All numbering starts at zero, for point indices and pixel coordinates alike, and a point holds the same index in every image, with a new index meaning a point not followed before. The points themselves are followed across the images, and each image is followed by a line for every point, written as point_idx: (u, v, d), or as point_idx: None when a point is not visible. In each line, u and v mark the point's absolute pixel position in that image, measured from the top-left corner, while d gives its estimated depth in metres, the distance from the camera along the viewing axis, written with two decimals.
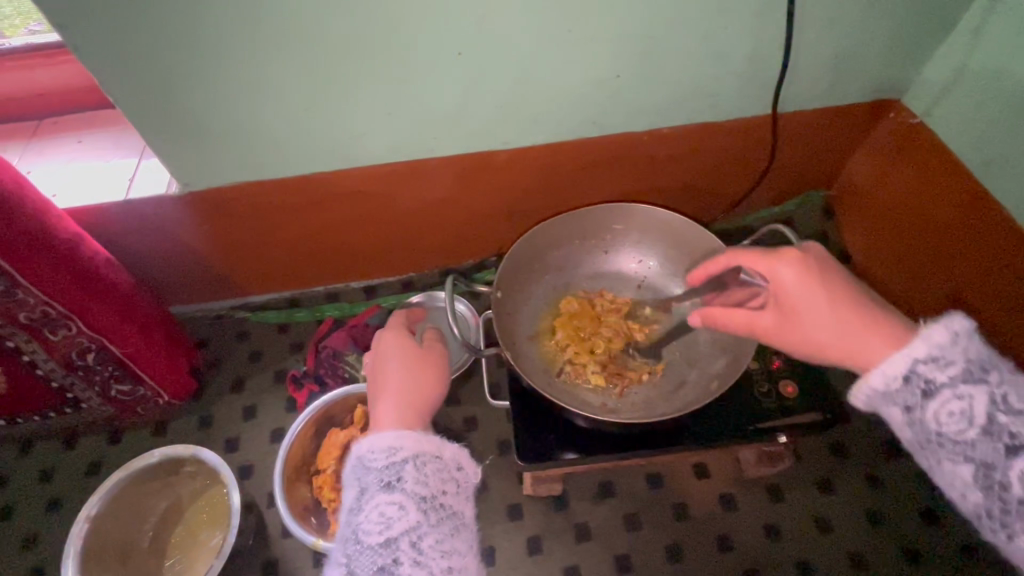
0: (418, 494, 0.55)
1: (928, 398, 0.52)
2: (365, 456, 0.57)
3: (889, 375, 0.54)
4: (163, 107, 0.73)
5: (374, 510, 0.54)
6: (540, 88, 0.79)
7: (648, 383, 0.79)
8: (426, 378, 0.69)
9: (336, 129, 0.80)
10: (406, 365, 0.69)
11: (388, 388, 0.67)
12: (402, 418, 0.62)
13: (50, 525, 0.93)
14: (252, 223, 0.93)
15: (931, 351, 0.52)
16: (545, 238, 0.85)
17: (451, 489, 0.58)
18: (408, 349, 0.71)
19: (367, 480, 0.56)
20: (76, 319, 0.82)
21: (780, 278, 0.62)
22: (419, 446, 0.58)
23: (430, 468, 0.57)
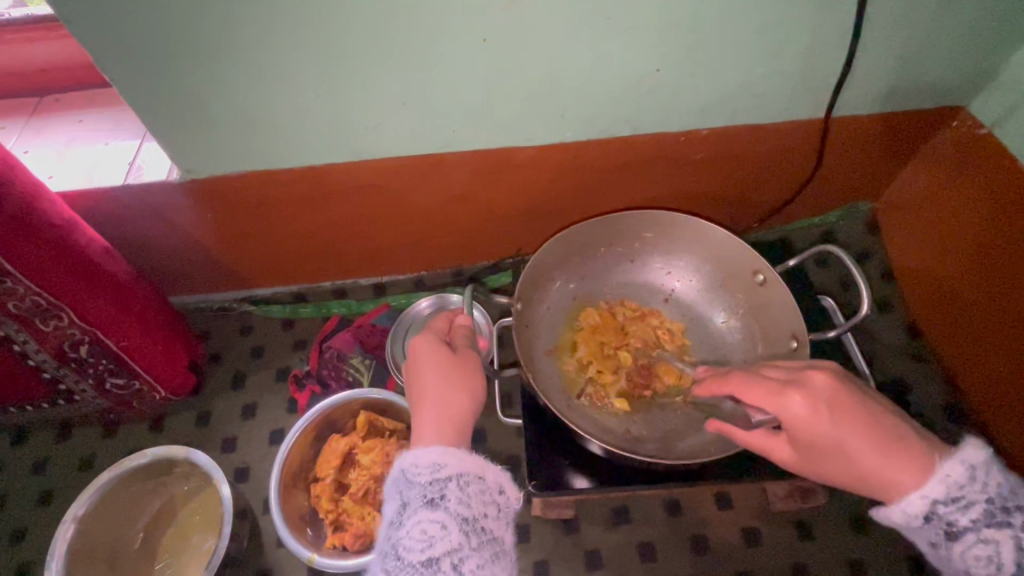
0: (461, 515, 0.51)
1: (952, 540, 0.49)
2: (408, 470, 0.54)
3: (910, 514, 0.50)
4: (162, 89, 0.67)
5: (416, 527, 0.50)
6: (572, 82, 0.72)
7: (676, 411, 0.72)
8: (464, 384, 0.62)
9: (347, 119, 0.74)
10: (441, 374, 0.62)
11: (424, 402, 0.60)
12: (442, 437, 0.57)
13: (40, 519, 0.90)
14: (257, 215, 0.88)
15: (951, 491, 0.48)
16: (569, 246, 0.78)
17: (492, 513, 0.54)
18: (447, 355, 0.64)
19: (409, 495, 0.52)
20: (68, 310, 0.77)
21: (791, 418, 0.53)
22: (463, 464, 0.54)
23: (474, 489, 0.53)
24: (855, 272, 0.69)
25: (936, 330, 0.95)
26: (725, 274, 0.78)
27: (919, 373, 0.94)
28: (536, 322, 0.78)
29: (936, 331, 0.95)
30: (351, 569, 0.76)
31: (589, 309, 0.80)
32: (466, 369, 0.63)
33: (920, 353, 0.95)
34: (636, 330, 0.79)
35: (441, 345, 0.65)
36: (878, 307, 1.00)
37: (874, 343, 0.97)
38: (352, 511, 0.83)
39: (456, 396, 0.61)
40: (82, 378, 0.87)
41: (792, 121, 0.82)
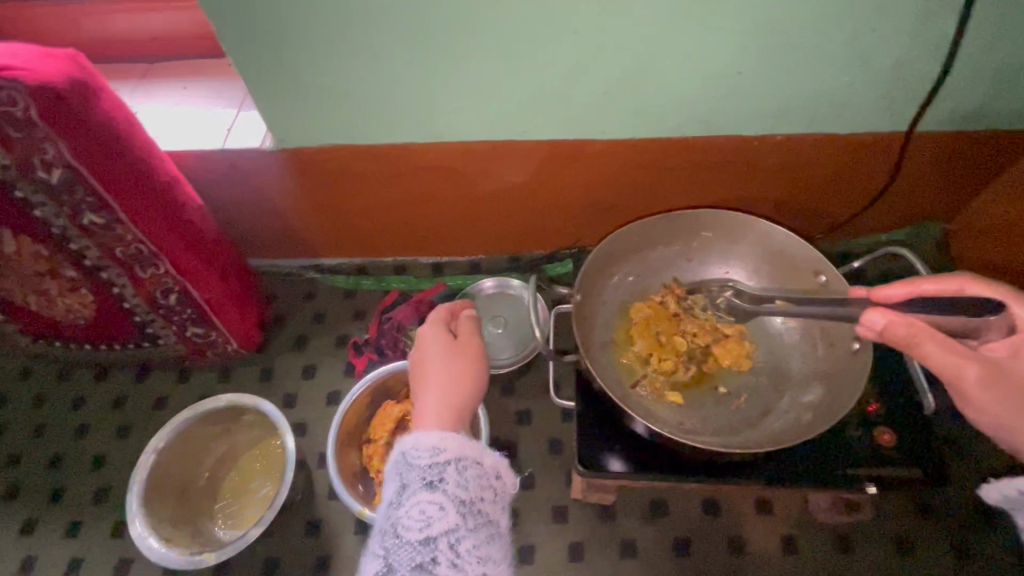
0: (457, 498, 0.53)
1: None
2: (409, 453, 0.56)
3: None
4: (273, 61, 0.72)
5: (415, 507, 0.52)
6: (655, 79, 0.74)
7: (730, 407, 0.73)
8: (465, 381, 0.66)
9: (435, 101, 0.78)
10: (448, 362, 0.67)
11: (425, 389, 0.64)
12: (440, 423, 0.60)
13: (118, 449, 0.98)
14: (337, 186, 0.93)
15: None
16: (631, 240, 0.80)
17: (488, 497, 0.56)
18: (456, 351, 0.68)
19: (409, 477, 0.54)
20: (163, 260, 0.84)
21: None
22: (460, 449, 0.56)
23: (470, 473, 0.55)
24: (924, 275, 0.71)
25: None
26: (785, 276, 0.79)
27: None
28: (593, 312, 0.80)
29: None
30: None
31: (646, 303, 0.80)
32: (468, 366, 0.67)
33: None
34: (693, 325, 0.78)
35: (447, 337, 0.70)
36: None
37: None
38: None
39: (458, 384, 0.65)
40: (167, 324, 0.94)
41: (871, 132, 0.81)
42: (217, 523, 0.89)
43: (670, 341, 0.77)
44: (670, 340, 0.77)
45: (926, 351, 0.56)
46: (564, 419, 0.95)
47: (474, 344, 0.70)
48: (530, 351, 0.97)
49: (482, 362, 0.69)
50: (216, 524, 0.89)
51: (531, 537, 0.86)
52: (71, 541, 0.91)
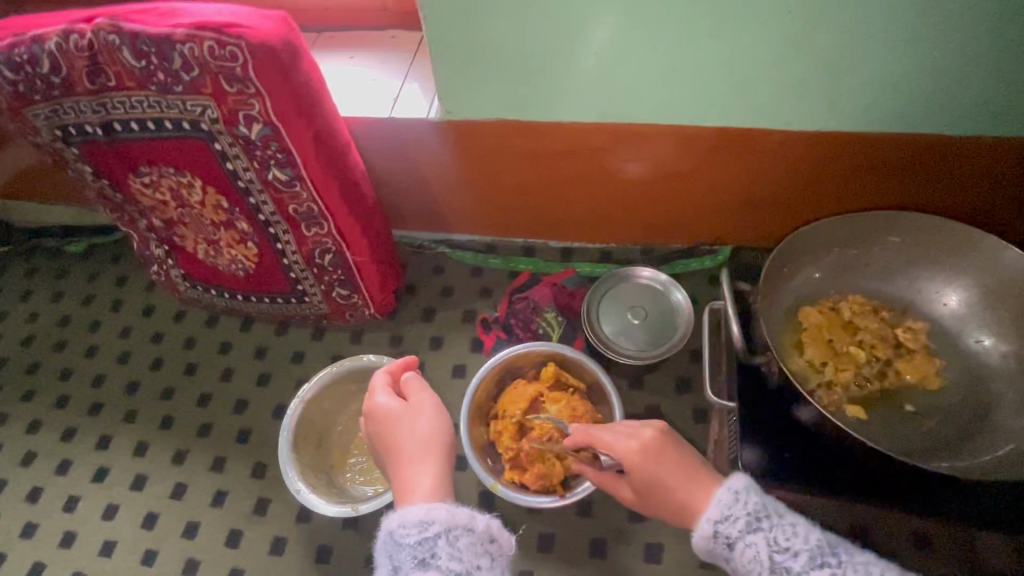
0: (452, 569, 0.53)
1: (732, 550, 0.56)
2: (396, 532, 0.56)
3: (704, 533, 0.57)
4: (462, 31, 0.74)
5: None
6: (864, 66, 0.69)
7: (923, 429, 0.67)
8: (436, 448, 0.66)
9: (613, 80, 0.76)
10: (413, 428, 0.68)
11: (399, 464, 0.65)
12: (430, 494, 0.61)
13: (258, 396, 1.04)
14: (489, 162, 0.94)
15: (721, 510, 0.57)
16: (811, 240, 0.74)
17: (485, 563, 0.56)
18: (387, 415, 0.69)
19: (400, 557, 0.55)
20: (329, 220, 0.88)
21: (626, 452, 0.64)
22: (451, 519, 0.56)
23: (463, 542, 0.55)
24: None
25: None
26: (986, 290, 0.70)
27: None
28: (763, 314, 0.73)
29: None
30: (534, 505, 0.82)
31: (816, 310, 0.74)
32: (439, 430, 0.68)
33: None
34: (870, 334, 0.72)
35: (399, 404, 0.70)
36: None
37: None
38: (535, 454, 0.85)
39: (424, 451, 0.66)
40: (316, 284, 0.98)
41: None
42: (349, 477, 0.91)
43: (848, 349, 0.71)
44: (847, 348, 0.72)
45: (608, 485, 0.68)
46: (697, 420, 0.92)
47: (427, 402, 0.70)
48: (663, 349, 0.90)
49: (443, 415, 0.70)
50: (348, 479, 0.91)
51: (660, 535, 0.84)
52: (216, 475, 0.98)
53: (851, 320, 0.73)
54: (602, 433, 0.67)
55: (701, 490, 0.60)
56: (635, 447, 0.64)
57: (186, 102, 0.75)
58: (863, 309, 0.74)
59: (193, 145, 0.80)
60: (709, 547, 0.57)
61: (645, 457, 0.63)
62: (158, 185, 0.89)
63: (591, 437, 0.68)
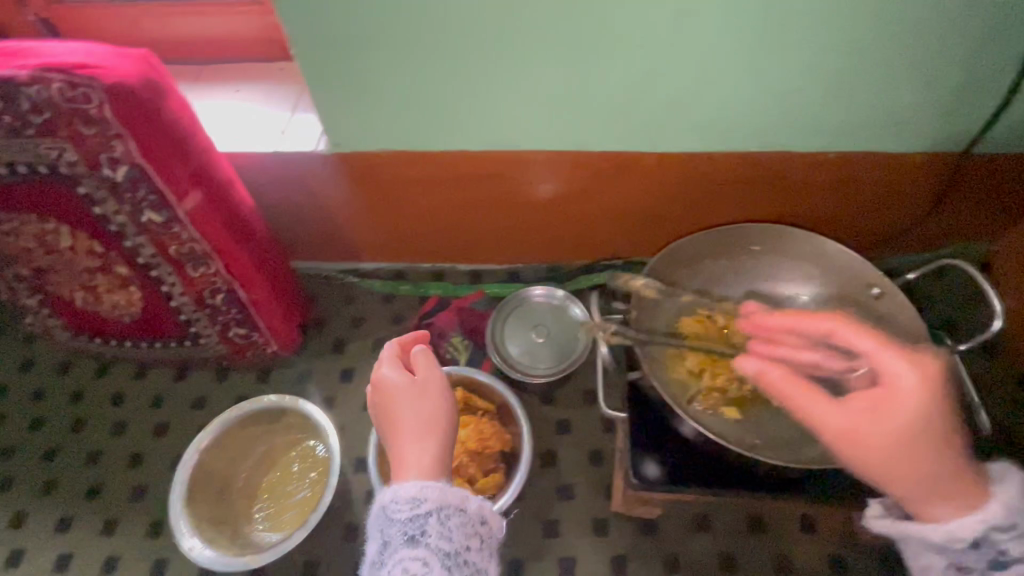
0: (441, 550, 0.52)
1: (994, 569, 0.49)
2: (388, 507, 0.54)
3: (961, 536, 0.48)
4: (337, 65, 0.74)
5: (397, 566, 0.51)
6: (714, 95, 0.75)
7: (790, 424, 0.73)
8: (436, 422, 0.60)
9: (492, 109, 0.79)
10: (414, 405, 0.61)
11: (394, 435, 0.60)
12: (420, 470, 0.57)
13: (154, 448, 0.98)
14: (384, 192, 0.93)
15: (1006, 518, 0.48)
16: (682, 255, 0.80)
17: (475, 544, 0.54)
18: (394, 387, 0.62)
19: (388, 533, 0.53)
20: (216, 259, 0.84)
21: (899, 381, 0.49)
22: (443, 498, 0.54)
23: (454, 521, 0.54)
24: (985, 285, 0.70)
25: None
26: (838, 290, 0.77)
27: None
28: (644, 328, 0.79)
29: None
30: None
31: (693, 320, 0.79)
32: (438, 402, 0.61)
33: None
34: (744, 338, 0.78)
35: (406, 375, 0.63)
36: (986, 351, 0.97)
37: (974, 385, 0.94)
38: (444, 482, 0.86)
39: (426, 426, 0.60)
40: (211, 324, 0.94)
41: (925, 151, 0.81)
42: (255, 525, 0.88)
43: (724, 354, 0.76)
44: (724, 353, 0.77)
45: (805, 408, 0.51)
46: (605, 430, 0.94)
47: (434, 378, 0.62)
48: (568, 364, 0.93)
49: (448, 394, 0.62)
50: (253, 528, 0.88)
51: (572, 549, 0.85)
52: (108, 538, 0.90)
53: (725, 327, 0.79)
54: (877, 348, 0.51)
55: (907, 460, 0.48)
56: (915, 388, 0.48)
57: (40, 145, 0.70)
58: (737, 317, 0.79)
59: (54, 189, 0.75)
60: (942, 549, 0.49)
61: (927, 405, 0.48)
62: (19, 232, 0.82)
63: (790, 322, 0.59)
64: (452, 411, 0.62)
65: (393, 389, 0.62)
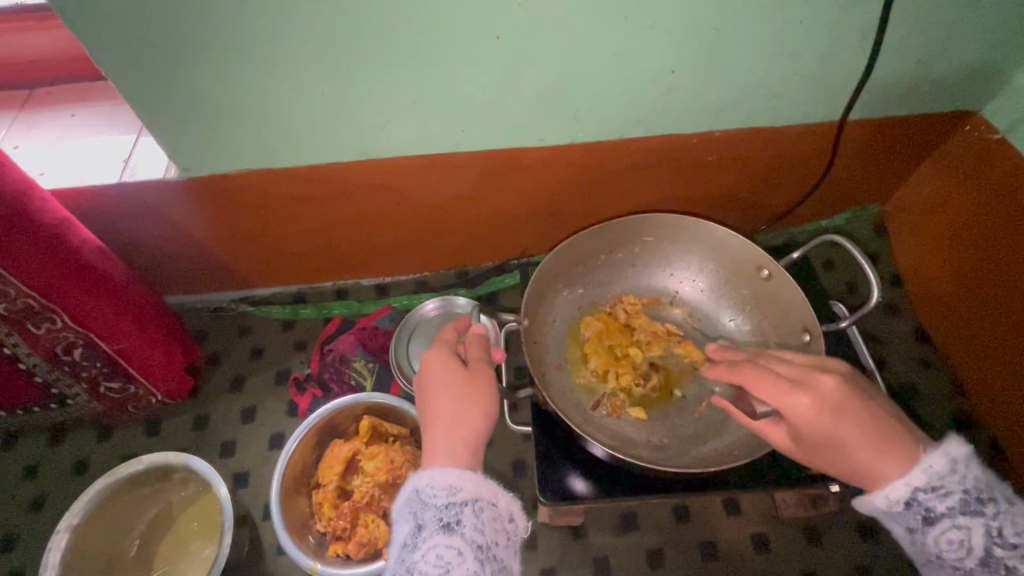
0: (475, 541, 0.47)
1: (928, 525, 0.49)
2: (423, 491, 0.50)
3: (891, 499, 0.50)
4: (161, 83, 0.64)
5: (431, 552, 0.46)
6: (585, 82, 0.70)
7: (694, 416, 0.73)
8: (475, 412, 0.56)
9: (355, 116, 0.72)
10: (456, 391, 0.58)
11: (437, 421, 0.56)
12: (453, 458, 0.52)
13: (30, 526, 0.87)
14: (258, 213, 0.85)
15: (931, 479, 0.49)
16: (574, 254, 0.79)
17: (503, 541, 0.50)
18: (448, 371, 0.59)
19: (424, 517, 0.48)
20: (61, 312, 0.73)
21: (796, 411, 0.54)
22: (479, 489, 0.50)
23: (487, 516, 0.49)
24: (861, 260, 0.68)
25: (947, 326, 0.93)
26: (732, 273, 0.78)
27: (930, 378, 0.93)
28: (545, 333, 0.78)
29: (943, 331, 0.94)
30: None
31: (593, 320, 0.79)
32: (479, 386, 0.58)
33: (929, 357, 0.95)
34: (646, 331, 0.79)
35: (458, 362, 0.61)
36: (885, 311, 0.99)
37: (879, 346, 0.96)
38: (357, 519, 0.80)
39: (469, 415, 0.56)
40: (75, 382, 0.84)
41: (805, 121, 0.80)
42: None
43: (625, 351, 0.77)
44: (624, 350, 0.77)
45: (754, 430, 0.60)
46: (526, 438, 0.91)
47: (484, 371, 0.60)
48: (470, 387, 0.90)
49: (494, 389, 0.59)
50: None
51: None
52: None
53: (626, 322, 0.80)
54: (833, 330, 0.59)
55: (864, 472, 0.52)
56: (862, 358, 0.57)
57: None
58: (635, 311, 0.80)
59: None
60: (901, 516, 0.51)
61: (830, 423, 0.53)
62: None
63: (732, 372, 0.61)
64: (496, 414, 0.58)
65: (445, 372, 0.59)
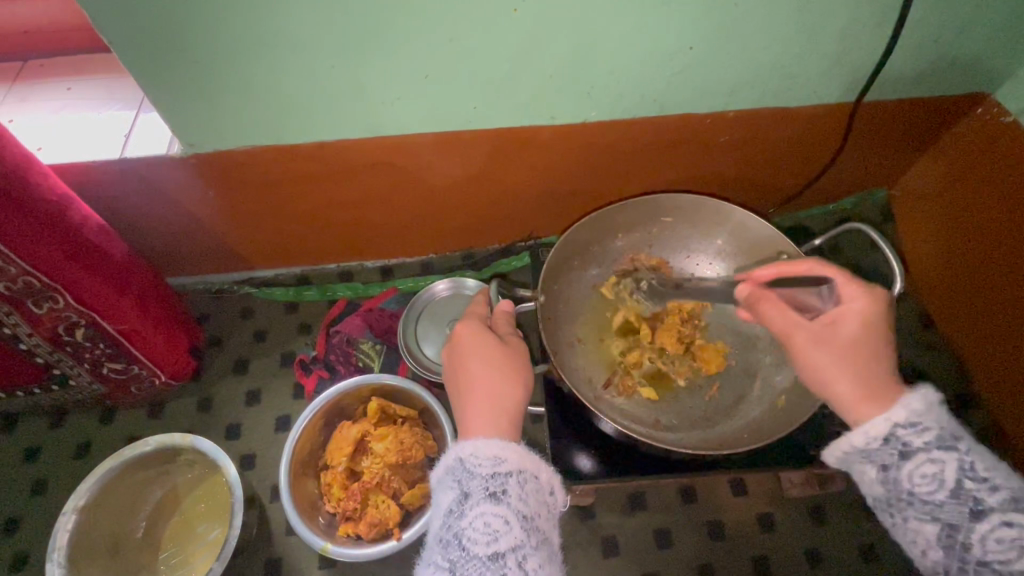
0: (521, 512, 0.47)
1: (904, 459, 0.48)
2: (467, 460, 0.49)
3: (870, 436, 0.49)
4: (166, 53, 0.62)
5: (479, 520, 0.46)
6: (601, 58, 0.69)
7: (705, 398, 0.73)
8: (509, 381, 0.56)
9: (366, 91, 0.70)
10: (489, 361, 0.57)
11: (474, 389, 0.55)
12: (494, 426, 0.52)
13: (33, 510, 0.86)
14: (262, 190, 0.83)
15: (910, 416, 0.48)
16: (591, 232, 0.78)
17: (546, 513, 0.49)
18: (482, 343, 0.59)
19: (470, 486, 0.48)
20: (63, 292, 0.71)
21: (849, 307, 0.55)
22: (523, 461, 0.49)
23: (532, 488, 0.49)
24: (886, 250, 0.69)
25: (954, 309, 0.94)
26: (750, 257, 0.78)
27: (932, 358, 0.95)
28: (558, 311, 0.78)
29: (946, 312, 0.96)
30: (366, 558, 0.74)
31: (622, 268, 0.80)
32: (513, 357, 0.58)
33: (934, 341, 0.96)
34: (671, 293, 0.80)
35: (489, 333, 0.60)
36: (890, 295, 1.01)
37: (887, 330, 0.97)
38: (365, 500, 0.79)
39: (506, 385, 0.56)
40: (76, 364, 0.82)
41: (820, 103, 0.80)
42: None
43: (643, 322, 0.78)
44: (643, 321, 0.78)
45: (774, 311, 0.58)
46: (534, 420, 0.91)
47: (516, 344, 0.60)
48: None
49: (526, 361, 0.59)
50: None
51: None
52: None
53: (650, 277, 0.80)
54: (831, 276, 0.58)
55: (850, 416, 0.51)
56: (863, 299, 0.55)
57: None
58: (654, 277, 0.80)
59: None
60: (873, 452, 0.49)
61: (869, 326, 0.54)
62: None
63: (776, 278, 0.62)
64: (531, 384, 0.58)
65: (481, 342, 0.59)
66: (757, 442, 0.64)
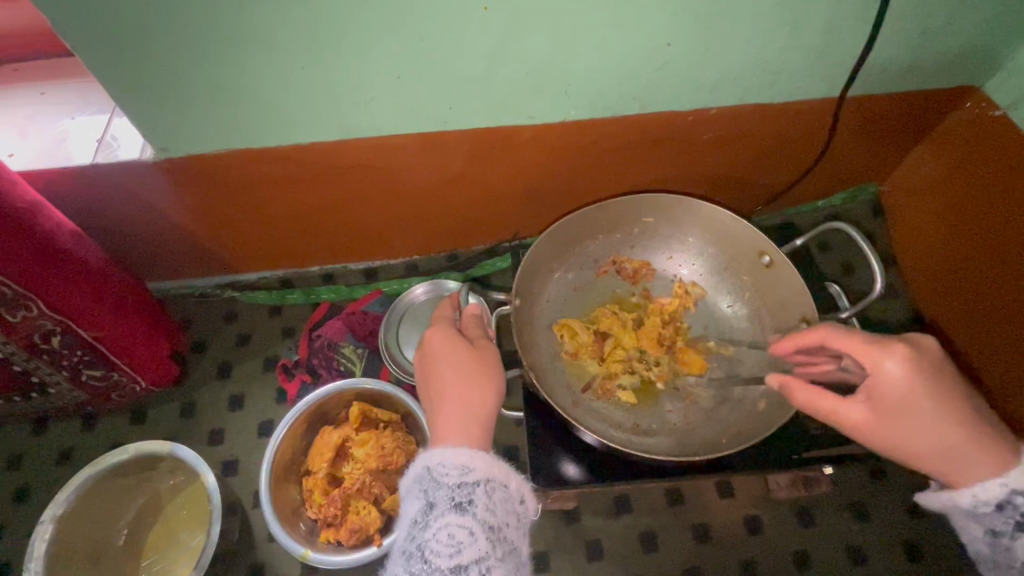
0: (487, 522, 0.46)
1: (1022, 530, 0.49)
2: (435, 469, 0.48)
3: (980, 499, 0.50)
4: (131, 56, 0.61)
5: (443, 531, 0.45)
6: (576, 57, 0.67)
7: (686, 400, 0.72)
8: (481, 389, 0.55)
9: (340, 92, 0.69)
10: (460, 369, 0.56)
11: (446, 397, 0.54)
12: (466, 435, 0.51)
13: (15, 517, 0.86)
14: (238, 194, 0.82)
15: None
16: (570, 234, 0.77)
17: (514, 523, 0.48)
18: (454, 350, 0.58)
19: (436, 496, 0.47)
20: (37, 300, 0.70)
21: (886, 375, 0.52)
22: (491, 469, 0.48)
23: (499, 497, 0.48)
24: (868, 249, 0.68)
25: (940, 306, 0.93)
26: (732, 256, 0.77)
27: None
28: (536, 314, 0.77)
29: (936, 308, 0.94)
30: (347, 565, 0.73)
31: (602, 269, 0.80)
32: (486, 365, 0.57)
33: None
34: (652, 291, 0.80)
35: (461, 338, 0.59)
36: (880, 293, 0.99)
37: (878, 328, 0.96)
38: (347, 506, 0.78)
39: (477, 393, 0.55)
40: (54, 371, 0.81)
41: (805, 98, 0.78)
42: None
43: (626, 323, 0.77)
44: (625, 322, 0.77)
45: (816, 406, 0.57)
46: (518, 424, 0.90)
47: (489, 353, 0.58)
48: None
49: (499, 369, 0.58)
50: None
51: None
52: None
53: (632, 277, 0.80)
54: (850, 344, 0.54)
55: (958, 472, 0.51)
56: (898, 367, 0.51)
57: None
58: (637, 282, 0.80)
59: None
60: (992, 522, 0.50)
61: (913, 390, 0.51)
62: None
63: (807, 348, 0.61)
64: (504, 389, 0.57)
65: (453, 350, 0.57)
66: (734, 447, 0.63)
